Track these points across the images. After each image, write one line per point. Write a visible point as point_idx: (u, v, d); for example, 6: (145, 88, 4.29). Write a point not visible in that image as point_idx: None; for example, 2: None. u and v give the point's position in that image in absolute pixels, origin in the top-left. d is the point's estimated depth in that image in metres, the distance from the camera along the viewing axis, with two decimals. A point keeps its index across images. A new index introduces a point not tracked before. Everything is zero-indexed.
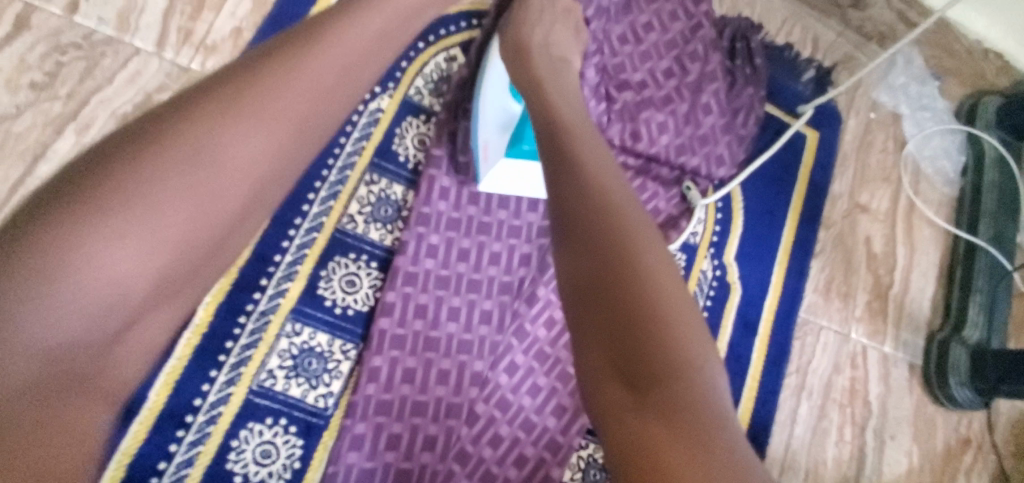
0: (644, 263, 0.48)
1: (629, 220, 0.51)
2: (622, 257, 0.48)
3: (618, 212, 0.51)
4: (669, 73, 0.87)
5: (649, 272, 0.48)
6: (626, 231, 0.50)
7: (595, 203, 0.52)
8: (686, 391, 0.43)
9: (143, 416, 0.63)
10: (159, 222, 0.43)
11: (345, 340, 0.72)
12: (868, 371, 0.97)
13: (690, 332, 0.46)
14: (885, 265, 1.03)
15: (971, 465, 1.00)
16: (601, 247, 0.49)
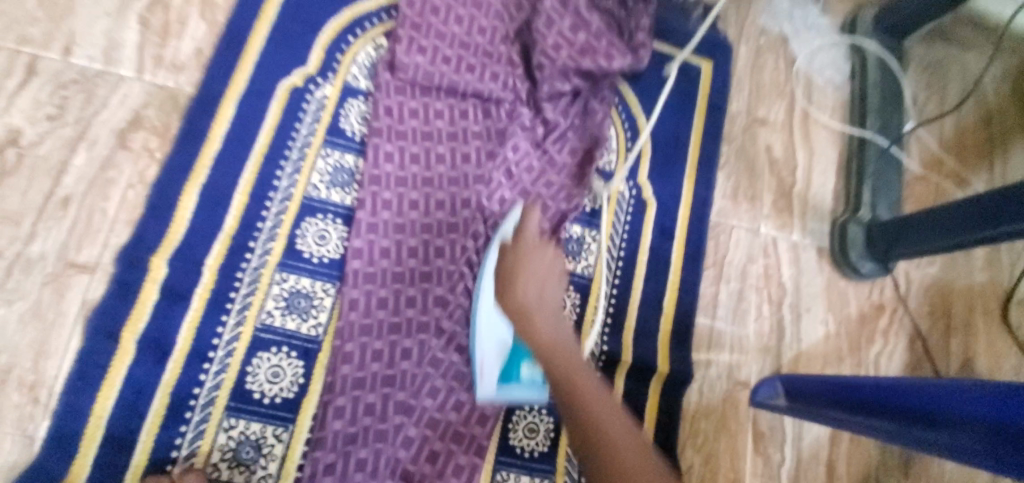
0: (608, 432, 0.70)
1: (616, 433, 0.70)
2: (570, 401, 0.74)
3: (581, 392, 0.74)
4: (575, 29, 1.02)
5: (644, 449, 0.70)
6: (609, 444, 0.69)
7: (571, 364, 0.77)
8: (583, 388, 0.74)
9: (177, 354, 0.82)
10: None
11: (325, 281, 0.89)
12: (780, 257, 1.13)
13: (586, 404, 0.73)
14: (787, 167, 1.18)
15: (884, 325, 1.16)
16: (594, 412, 0.72)
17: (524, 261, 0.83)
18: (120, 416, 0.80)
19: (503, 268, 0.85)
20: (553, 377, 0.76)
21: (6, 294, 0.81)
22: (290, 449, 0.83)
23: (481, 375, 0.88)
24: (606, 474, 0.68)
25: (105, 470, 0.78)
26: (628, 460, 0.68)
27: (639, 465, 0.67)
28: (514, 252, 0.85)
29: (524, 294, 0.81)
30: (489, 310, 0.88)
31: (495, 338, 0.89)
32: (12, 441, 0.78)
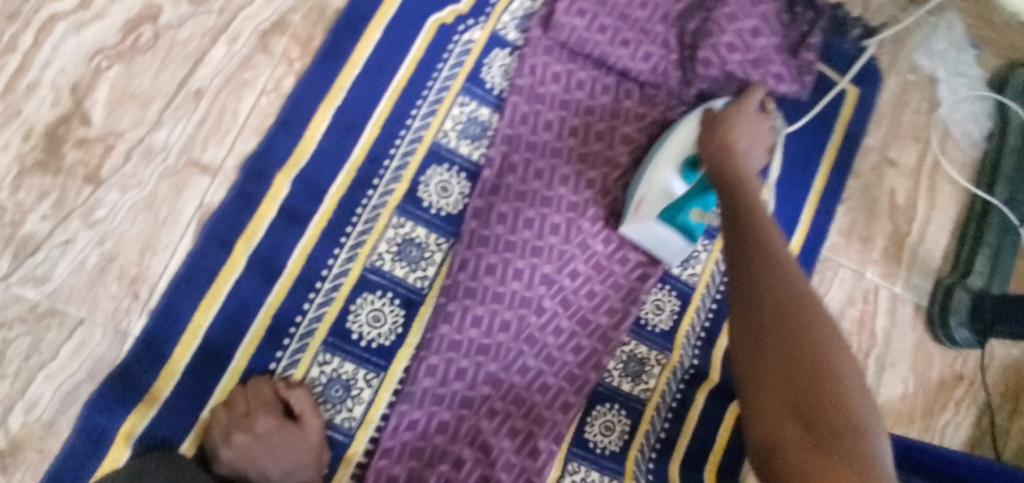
0: (772, 261, 0.71)
1: (776, 253, 0.72)
2: (786, 312, 0.67)
3: (760, 216, 0.77)
4: (753, 32, 0.95)
5: (803, 301, 0.68)
6: (790, 293, 0.69)
7: (752, 202, 0.78)
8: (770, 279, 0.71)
9: (285, 278, 0.80)
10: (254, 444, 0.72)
11: (438, 235, 0.86)
12: (878, 305, 1.10)
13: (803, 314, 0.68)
14: (905, 215, 1.13)
15: (959, 396, 1.13)
16: (775, 292, 0.69)
17: (729, 167, 0.82)
18: (220, 328, 0.78)
19: (708, 140, 0.85)
20: (732, 201, 0.79)
21: (121, 180, 0.76)
22: (377, 397, 0.82)
23: (640, 203, 0.89)
24: (755, 260, 0.72)
25: (197, 379, 0.77)
26: (799, 324, 0.66)
27: (813, 319, 0.66)
28: (721, 128, 0.85)
29: (734, 153, 0.83)
30: (662, 162, 0.89)
31: (663, 177, 0.87)
32: (106, 333, 0.75)
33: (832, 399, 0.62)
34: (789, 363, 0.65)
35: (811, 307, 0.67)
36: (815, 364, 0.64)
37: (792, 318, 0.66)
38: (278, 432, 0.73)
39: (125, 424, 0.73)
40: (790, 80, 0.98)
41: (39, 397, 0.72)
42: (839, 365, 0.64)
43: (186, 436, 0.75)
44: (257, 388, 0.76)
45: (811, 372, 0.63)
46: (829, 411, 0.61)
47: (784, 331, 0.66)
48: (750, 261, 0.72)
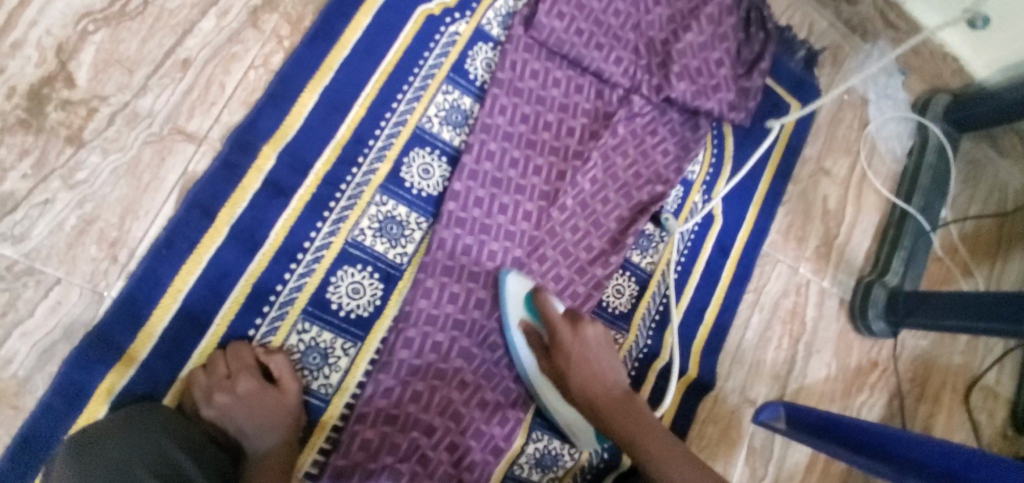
0: (636, 418, 0.84)
1: (637, 417, 0.85)
2: (635, 447, 0.83)
3: (616, 385, 0.88)
4: (703, 46, 1.05)
5: (637, 423, 0.84)
6: (646, 430, 0.83)
7: (614, 407, 0.85)
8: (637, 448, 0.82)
9: (267, 248, 0.82)
10: (232, 408, 0.74)
11: (419, 215, 0.91)
12: (809, 298, 1.22)
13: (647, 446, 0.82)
14: (836, 219, 1.26)
15: (873, 380, 1.28)
16: (634, 419, 0.84)
17: (574, 368, 0.86)
18: (200, 294, 0.79)
19: (552, 366, 0.89)
20: (605, 422, 0.85)
21: (104, 143, 0.77)
22: (354, 366, 0.86)
23: (571, 430, 0.94)
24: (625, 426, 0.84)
25: (175, 342, 0.78)
26: (656, 451, 0.81)
27: (657, 438, 0.82)
28: (559, 348, 0.87)
29: (585, 381, 0.86)
30: (546, 387, 0.92)
31: (573, 404, 0.93)
32: (83, 293, 0.75)
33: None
34: (636, 453, 0.83)
35: (667, 451, 0.81)
36: (681, 472, 0.80)
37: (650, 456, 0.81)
38: (258, 395, 0.75)
39: (103, 383, 0.74)
40: (737, 108, 1.09)
41: (12, 354, 0.72)
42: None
43: (168, 393, 0.77)
44: (237, 355, 0.78)
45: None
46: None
47: (648, 454, 0.81)
48: (628, 441, 0.83)
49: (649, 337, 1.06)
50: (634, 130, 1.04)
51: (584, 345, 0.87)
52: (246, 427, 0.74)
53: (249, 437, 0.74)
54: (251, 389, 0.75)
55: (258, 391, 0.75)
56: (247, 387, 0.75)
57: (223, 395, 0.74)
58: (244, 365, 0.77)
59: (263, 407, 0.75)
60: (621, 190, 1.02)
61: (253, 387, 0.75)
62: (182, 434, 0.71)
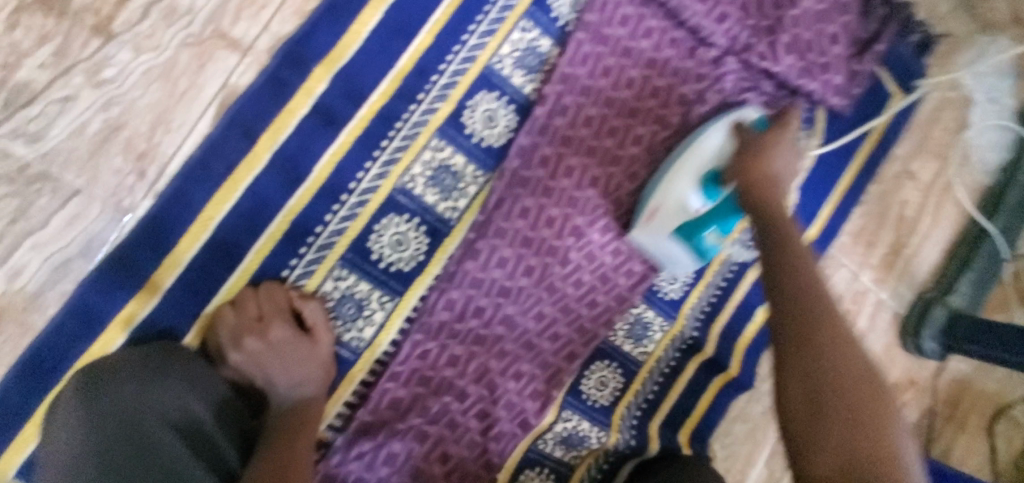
0: (815, 279, 0.78)
1: (818, 305, 0.77)
2: (874, 395, 0.74)
3: (820, 304, 0.77)
4: (821, 15, 0.92)
5: (872, 383, 0.74)
6: (833, 349, 0.76)
7: (802, 299, 0.78)
8: (833, 354, 0.76)
9: (309, 184, 0.74)
10: (258, 356, 0.70)
11: (477, 167, 0.83)
12: (865, 306, 1.14)
13: (836, 332, 0.77)
14: (909, 227, 1.16)
15: (907, 398, 1.21)
16: (808, 332, 0.77)
17: (767, 189, 0.79)
18: (233, 225, 0.71)
19: (738, 165, 0.81)
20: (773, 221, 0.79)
21: (136, 38, 0.68)
22: (389, 321, 0.80)
23: (653, 214, 0.86)
24: (804, 337, 0.77)
25: (202, 274, 0.71)
26: (861, 393, 0.74)
27: (847, 362, 0.75)
28: (758, 142, 0.82)
29: (769, 164, 0.79)
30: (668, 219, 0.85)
31: (677, 192, 0.84)
32: (104, 209, 0.68)
33: (817, 359, 0.76)
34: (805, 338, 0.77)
35: (861, 376, 0.75)
36: (865, 453, 0.71)
37: (822, 341, 0.76)
38: (289, 343, 0.71)
39: (122, 310, 0.68)
40: (842, 93, 0.96)
41: (22, 267, 0.66)
42: (877, 397, 0.74)
43: (190, 329, 0.71)
44: (270, 295, 0.72)
45: (848, 411, 0.73)
46: (849, 415, 0.73)
47: (817, 349, 0.76)
48: (805, 324, 0.77)
49: (694, 328, 0.99)
50: (722, 99, 0.92)
51: (788, 146, 0.82)
52: (273, 375, 0.70)
53: (273, 387, 0.70)
54: (280, 336, 0.71)
55: (287, 340, 0.71)
56: (276, 333, 0.70)
57: (249, 339, 0.69)
58: (272, 307, 0.71)
59: (291, 357, 0.70)
60: None
61: (281, 334, 0.71)
62: (202, 384, 0.67)
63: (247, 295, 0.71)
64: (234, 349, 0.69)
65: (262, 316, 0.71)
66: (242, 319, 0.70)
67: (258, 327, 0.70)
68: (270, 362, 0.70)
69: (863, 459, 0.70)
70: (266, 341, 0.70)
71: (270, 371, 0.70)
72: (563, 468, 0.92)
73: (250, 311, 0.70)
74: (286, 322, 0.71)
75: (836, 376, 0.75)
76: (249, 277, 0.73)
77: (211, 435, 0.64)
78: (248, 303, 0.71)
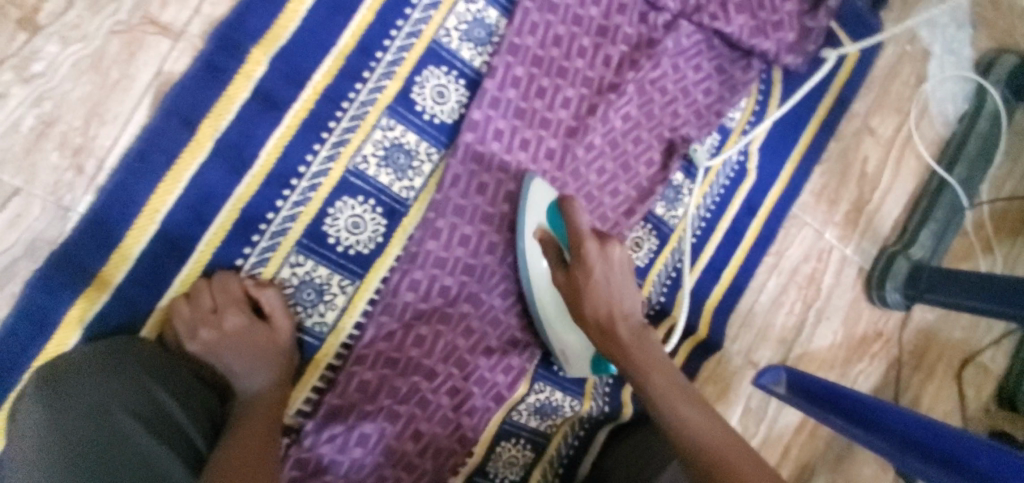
0: (635, 335, 0.77)
1: (645, 359, 0.76)
2: (683, 434, 0.69)
3: (638, 352, 0.76)
4: None
5: (678, 389, 0.74)
6: (676, 408, 0.72)
7: (632, 356, 0.76)
8: (682, 417, 0.71)
9: (256, 170, 0.73)
10: (217, 345, 0.69)
11: (430, 145, 0.82)
12: (829, 264, 1.15)
13: (662, 395, 0.73)
14: (871, 183, 1.17)
15: (875, 351, 1.23)
16: (616, 348, 0.77)
17: (613, 333, 0.77)
18: (181, 217, 0.70)
19: (567, 282, 0.79)
20: (618, 359, 0.77)
21: (62, 29, 0.66)
22: (352, 304, 0.80)
23: (565, 357, 0.87)
24: (643, 371, 0.75)
25: (153, 268, 0.70)
26: (680, 403, 0.72)
27: (672, 403, 0.72)
28: (574, 275, 0.77)
29: (591, 291, 0.76)
30: (577, 353, 0.86)
31: (548, 278, 0.84)
32: (44, 208, 0.66)
33: (676, 422, 0.71)
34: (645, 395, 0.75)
35: (715, 448, 0.67)
36: (664, 397, 0.73)
37: (650, 384, 0.74)
38: (245, 331, 0.70)
39: (73, 309, 0.67)
40: (796, 51, 0.96)
41: None
42: (681, 410, 0.72)
43: (145, 323, 0.70)
44: (223, 285, 0.71)
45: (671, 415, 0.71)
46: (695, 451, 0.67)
47: (674, 414, 0.72)
48: (650, 401, 0.74)
49: (661, 294, 0.99)
50: (676, 62, 0.92)
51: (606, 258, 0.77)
52: (235, 364, 0.70)
53: (236, 375, 0.70)
54: (238, 324, 0.70)
55: (246, 328, 0.70)
56: (233, 321, 0.70)
57: (206, 329, 0.69)
58: (228, 296, 0.71)
59: (251, 344, 0.70)
60: (654, 129, 0.93)
61: (240, 322, 0.70)
62: (164, 374, 0.66)
63: (200, 286, 0.70)
64: (192, 340, 0.69)
65: (217, 305, 0.70)
66: (197, 310, 0.69)
67: (214, 316, 0.69)
68: (231, 351, 0.70)
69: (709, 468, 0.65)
70: (224, 329, 0.70)
71: (232, 359, 0.70)
72: (538, 439, 0.94)
73: (205, 301, 0.70)
74: (243, 310, 0.71)
75: (683, 426, 0.70)
76: (203, 268, 0.72)
77: (178, 424, 0.65)
78: (203, 293, 0.70)
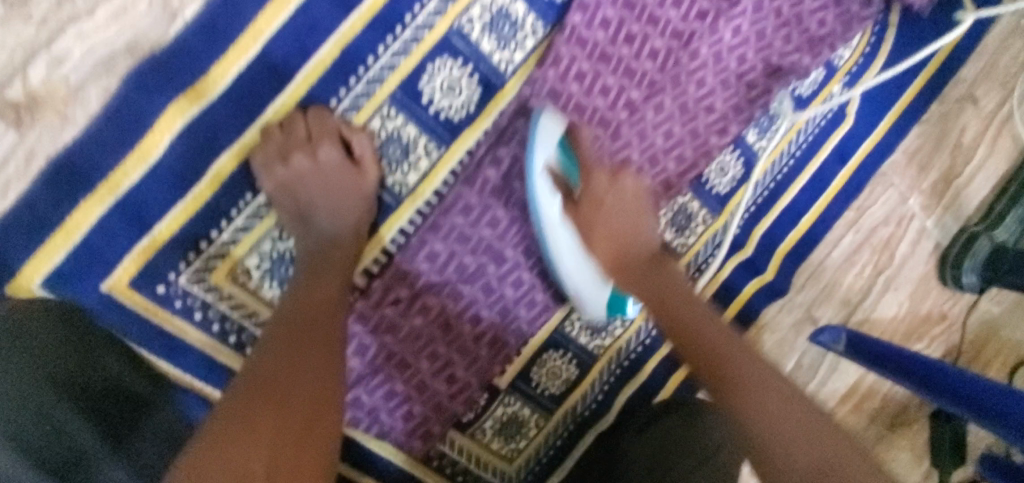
0: (654, 265, 0.81)
1: (688, 317, 0.74)
2: (719, 369, 0.68)
3: (673, 288, 0.78)
4: None
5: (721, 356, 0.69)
6: (749, 395, 0.65)
7: (688, 325, 0.74)
8: (737, 367, 0.68)
9: (364, 10, 0.70)
10: (308, 180, 0.71)
11: (536, 21, 0.78)
12: (907, 232, 1.10)
13: (737, 360, 0.68)
14: (964, 156, 1.11)
15: (936, 333, 1.18)
16: (661, 297, 0.78)
17: (586, 215, 0.80)
18: (283, 42, 0.68)
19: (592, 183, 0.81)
20: (625, 251, 0.81)
21: None
22: (434, 171, 0.77)
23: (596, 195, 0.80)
24: (661, 298, 0.78)
25: (248, 91, 0.68)
26: (767, 400, 0.64)
27: (740, 364, 0.68)
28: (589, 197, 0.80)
29: (602, 218, 0.80)
30: (554, 224, 0.80)
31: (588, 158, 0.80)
32: (150, 6, 0.64)
33: (738, 384, 0.66)
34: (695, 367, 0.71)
35: (761, 375, 0.67)
36: (746, 381, 0.66)
37: (728, 376, 0.67)
38: (338, 173, 0.71)
39: (164, 116, 0.66)
40: None
41: (65, 56, 0.63)
42: (737, 357, 0.69)
43: (229, 148, 0.69)
44: (320, 119, 0.70)
45: (704, 369, 0.70)
46: (742, 387, 0.66)
47: (738, 383, 0.66)
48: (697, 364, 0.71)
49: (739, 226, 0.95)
50: None
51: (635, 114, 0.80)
52: (319, 200, 0.72)
53: (315, 213, 0.72)
54: (331, 163, 0.71)
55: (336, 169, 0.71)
56: (327, 160, 0.71)
57: (300, 161, 0.69)
58: (321, 133, 0.70)
59: (337, 187, 0.72)
60: (762, 50, 0.88)
61: (334, 160, 0.71)
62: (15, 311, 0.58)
63: (295, 118, 0.69)
64: (284, 170, 0.69)
65: (314, 142, 0.70)
66: (290, 140, 0.69)
67: (308, 151, 0.69)
68: (319, 190, 0.71)
69: (714, 376, 0.68)
70: (315, 166, 0.70)
71: (317, 196, 0.72)
72: (585, 357, 0.92)
73: (299, 133, 0.69)
74: (336, 150, 0.71)
75: (719, 358, 0.69)
76: (297, 101, 0.70)
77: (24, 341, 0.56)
78: (297, 125, 0.69)
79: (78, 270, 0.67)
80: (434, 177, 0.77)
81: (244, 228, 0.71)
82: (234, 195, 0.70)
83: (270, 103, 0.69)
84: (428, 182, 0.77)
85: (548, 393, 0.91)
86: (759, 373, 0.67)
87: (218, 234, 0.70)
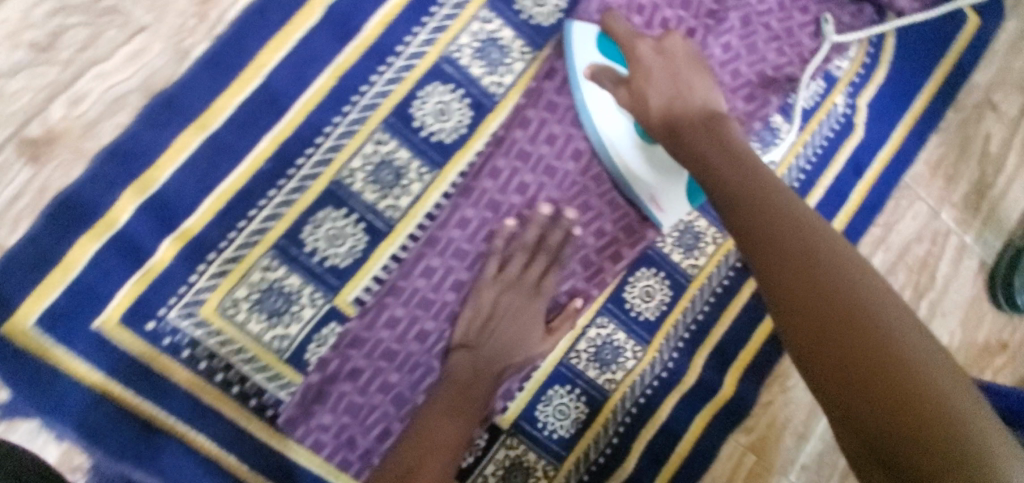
0: (749, 174, 0.65)
1: (738, 177, 0.66)
2: (886, 334, 0.47)
3: (733, 141, 0.71)
4: None
5: (860, 295, 0.50)
6: (780, 222, 0.58)
7: (774, 225, 0.58)
8: (789, 212, 0.59)
9: (357, 42, 0.74)
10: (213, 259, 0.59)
11: (524, 45, 0.80)
12: (945, 249, 1.01)
13: (839, 261, 0.54)
14: (994, 165, 1.04)
15: (1001, 365, 1.03)
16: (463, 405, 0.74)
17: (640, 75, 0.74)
18: (283, 75, 0.71)
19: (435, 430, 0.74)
20: (696, 145, 0.70)
21: None
22: (427, 193, 0.77)
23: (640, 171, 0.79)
24: (747, 192, 0.63)
25: (247, 121, 0.71)
26: (787, 241, 0.57)
27: (809, 244, 0.55)
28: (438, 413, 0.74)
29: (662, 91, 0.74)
30: (621, 140, 0.78)
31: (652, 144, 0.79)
32: (164, 49, 0.69)
33: (802, 272, 0.54)
34: (786, 298, 0.53)
35: (819, 237, 0.56)
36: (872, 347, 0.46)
37: (836, 291, 0.51)
38: None
39: (174, 142, 0.68)
40: None
41: (83, 95, 0.67)
42: (825, 265, 0.53)
43: (211, 196, 0.70)
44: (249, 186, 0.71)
45: (876, 354, 0.46)
46: (877, 351, 0.46)
47: (810, 280, 0.53)
48: (778, 288, 0.55)
49: None
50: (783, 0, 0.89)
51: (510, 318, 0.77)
52: None
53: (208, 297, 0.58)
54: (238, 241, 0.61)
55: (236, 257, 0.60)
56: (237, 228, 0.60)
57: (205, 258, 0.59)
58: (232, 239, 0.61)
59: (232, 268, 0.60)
60: (756, 65, 0.88)
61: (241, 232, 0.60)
62: None
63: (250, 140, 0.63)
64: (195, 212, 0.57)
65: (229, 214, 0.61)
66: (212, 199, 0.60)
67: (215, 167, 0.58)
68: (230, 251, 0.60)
69: (880, 361, 0.45)
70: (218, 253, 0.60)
71: None
72: (596, 394, 0.84)
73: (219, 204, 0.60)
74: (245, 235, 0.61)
75: (854, 307, 0.49)
76: (289, 132, 0.72)
77: None
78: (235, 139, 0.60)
79: (72, 308, 0.65)
80: (423, 199, 0.77)
81: (235, 260, 0.70)
82: (229, 225, 0.70)
83: (261, 133, 0.71)
84: (421, 206, 0.77)
85: (556, 436, 0.82)
86: (840, 273, 0.52)
87: (209, 265, 0.69)
